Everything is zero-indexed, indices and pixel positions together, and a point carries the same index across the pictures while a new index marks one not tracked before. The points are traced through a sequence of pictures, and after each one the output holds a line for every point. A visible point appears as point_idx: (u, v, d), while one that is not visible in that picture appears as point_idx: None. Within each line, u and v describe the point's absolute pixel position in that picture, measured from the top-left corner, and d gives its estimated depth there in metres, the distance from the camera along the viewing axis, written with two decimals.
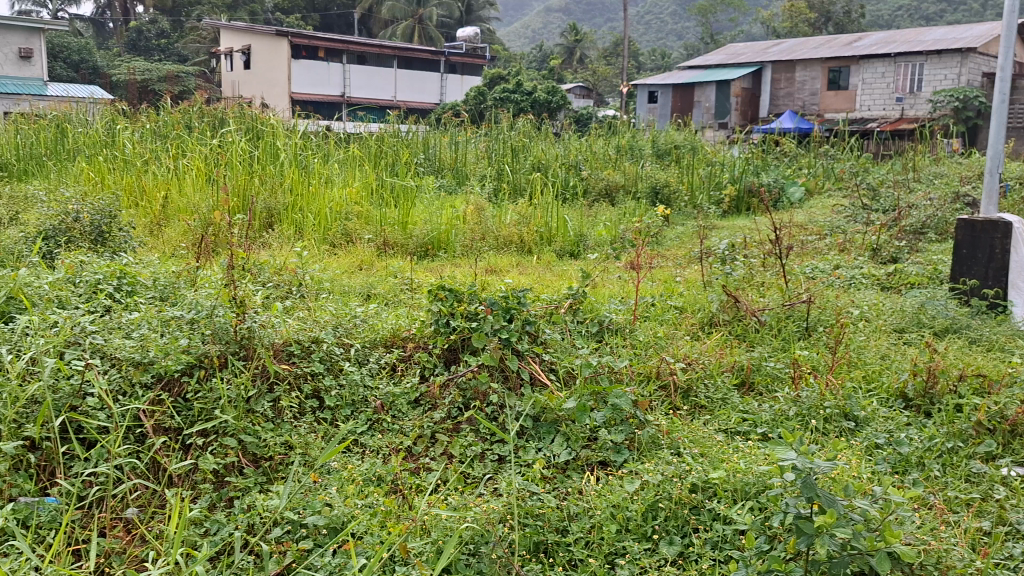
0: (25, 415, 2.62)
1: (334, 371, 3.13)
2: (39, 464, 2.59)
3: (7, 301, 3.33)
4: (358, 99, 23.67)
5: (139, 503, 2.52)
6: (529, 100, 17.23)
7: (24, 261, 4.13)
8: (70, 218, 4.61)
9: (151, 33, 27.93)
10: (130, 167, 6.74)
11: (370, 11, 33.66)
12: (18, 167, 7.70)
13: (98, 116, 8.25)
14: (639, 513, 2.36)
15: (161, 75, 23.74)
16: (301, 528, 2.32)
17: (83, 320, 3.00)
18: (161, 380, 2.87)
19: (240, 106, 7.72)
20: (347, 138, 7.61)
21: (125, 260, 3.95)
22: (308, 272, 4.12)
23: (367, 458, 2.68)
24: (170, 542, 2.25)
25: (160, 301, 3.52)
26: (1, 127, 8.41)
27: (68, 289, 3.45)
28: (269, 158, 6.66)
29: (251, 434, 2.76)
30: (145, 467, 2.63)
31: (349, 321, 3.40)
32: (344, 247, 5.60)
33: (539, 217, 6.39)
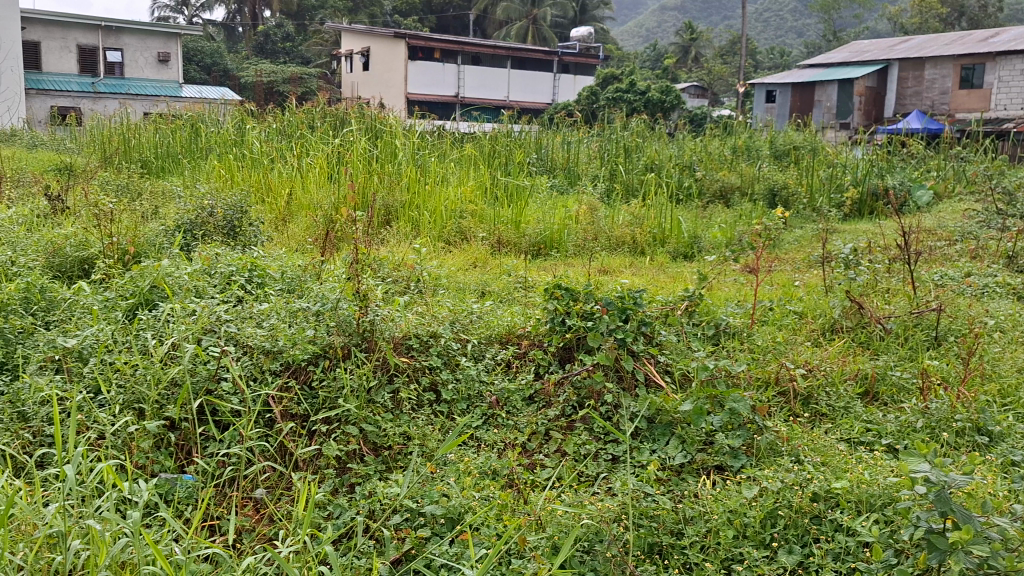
0: (166, 397, 2.80)
1: (450, 365, 3.20)
2: (178, 443, 2.74)
3: (151, 290, 3.59)
4: (472, 100, 24.00)
5: (267, 485, 2.64)
6: (642, 100, 16.99)
7: (164, 253, 4.40)
8: (205, 213, 4.88)
9: (277, 36, 29.17)
10: (258, 166, 7.06)
11: (485, 13, 34.10)
12: (156, 164, 8.16)
13: (229, 116, 8.67)
14: (757, 520, 2.31)
15: (285, 76, 24.71)
16: (419, 517, 2.37)
17: (218, 309, 3.17)
18: (289, 368, 3.01)
19: (360, 106, 7.96)
20: (462, 139, 7.73)
21: (255, 253, 4.15)
22: (426, 268, 4.20)
23: (483, 452, 2.72)
24: (297, 523, 2.36)
25: (287, 293, 3.67)
26: (142, 126, 8.97)
27: (205, 280, 3.66)
28: (387, 158, 6.84)
29: (372, 423, 2.84)
30: (274, 451, 2.76)
31: (465, 318, 3.46)
32: (460, 244, 5.70)
33: (652, 217, 6.35)
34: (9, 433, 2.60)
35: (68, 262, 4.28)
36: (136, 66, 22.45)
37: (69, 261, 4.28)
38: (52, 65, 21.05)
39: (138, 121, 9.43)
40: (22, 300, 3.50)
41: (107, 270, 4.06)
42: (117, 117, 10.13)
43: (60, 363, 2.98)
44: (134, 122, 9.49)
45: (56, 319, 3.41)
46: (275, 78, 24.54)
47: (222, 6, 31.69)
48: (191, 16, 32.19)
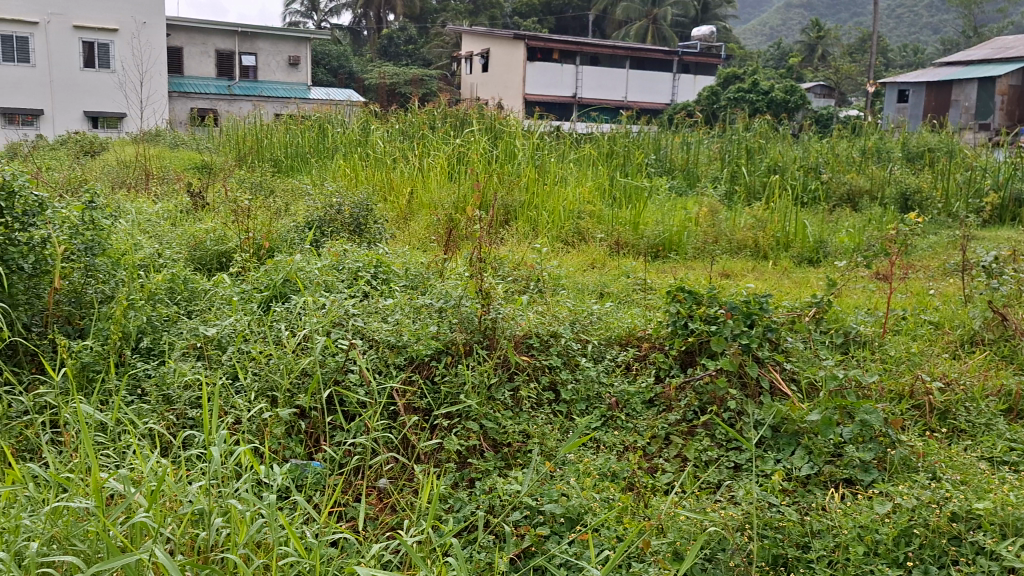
0: (297, 386, 2.92)
1: (570, 365, 3.19)
2: (307, 431, 2.85)
3: (284, 283, 3.76)
4: (590, 100, 23.92)
5: (390, 475, 2.71)
6: (765, 101, 16.44)
7: (295, 248, 4.59)
8: (333, 210, 5.06)
9: (400, 40, 29.99)
10: (381, 165, 7.26)
11: (604, 13, 33.96)
12: (286, 163, 8.49)
13: (355, 117, 8.95)
14: (889, 538, 2.21)
15: (407, 78, 25.34)
16: (539, 515, 2.38)
17: (347, 303, 3.29)
18: (413, 363, 3.09)
19: (480, 107, 8.08)
20: (581, 139, 7.74)
21: (381, 250, 4.27)
22: (546, 268, 4.22)
23: (602, 454, 2.72)
24: (420, 513, 2.41)
25: (411, 289, 3.74)
26: (274, 126, 9.37)
27: (334, 275, 3.79)
28: (507, 158, 6.91)
29: (492, 420, 2.87)
30: (397, 443, 2.83)
31: (585, 318, 3.45)
32: (578, 245, 5.71)
33: (776, 221, 6.17)
34: (156, 414, 2.78)
35: (208, 255, 4.53)
36: (268, 70, 23.37)
37: (209, 254, 4.53)
38: (193, 68, 22.42)
39: (270, 121, 9.85)
40: (167, 289, 3.72)
41: (244, 263, 4.27)
42: (251, 118, 10.61)
43: (202, 350, 3.16)
44: (266, 122, 9.92)
45: (198, 309, 3.61)
46: (397, 79, 25.22)
47: (349, 10, 32.83)
48: (320, 20, 33.41)
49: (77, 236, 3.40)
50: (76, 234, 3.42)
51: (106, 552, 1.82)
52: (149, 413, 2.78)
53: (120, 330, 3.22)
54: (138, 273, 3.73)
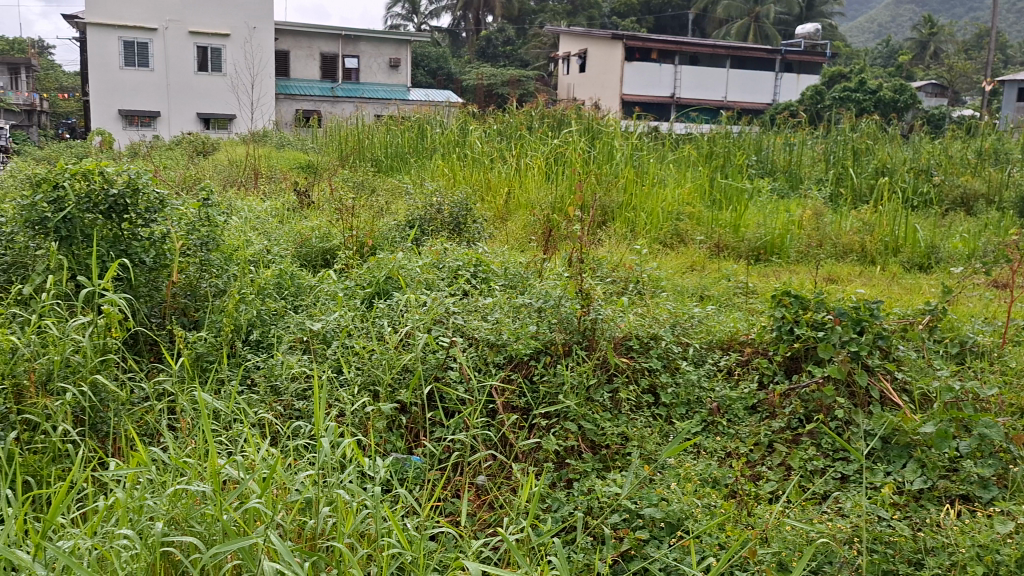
0: (399, 381, 2.98)
1: (670, 369, 3.14)
2: (408, 426, 2.90)
3: (386, 280, 3.85)
4: (689, 100, 23.54)
5: (489, 473, 2.72)
6: (873, 100, 15.83)
7: (397, 246, 4.68)
8: (434, 210, 5.14)
9: (498, 41, 30.32)
10: (479, 165, 7.32)
11: (705, 12, 33.42)
12: (387, 163, 8.66)
13: (455, 117, 9.06)
14: (1012, 560, 2.06)
15: (504, 79, 25.51)
16: (638, 518, 2.36)
17: (447, 301, 3.33)
18: (512, 362, 3.10)
19: (578, 107, 8.07)
20: (680, 140, 7.64)
21: (480, 249, 4.30)
22: (645, 270, 4.18)
23: (703, 459, 2.67)
24: (519, 511, 2.42)
25: (510, 289, 3.74)
26: (376, 126, 9.58)
27: (435, 272, 3.84)
28: (606, 159, 6.87)
29: (590, 421, 2.85)
30: (496, 440, 2.85)
31: (686, 320, 3.40)
32: (677, 247, 5.62)
33: (885, 225, 5.94)
34: (265, 404, 2.88)
35: (313, 252, 4.66)
36: (370, 71, 23.81)
37: (314, 251, 4.65)
38: (299, 71, 23.17)
39: (372, 121, 10.06)
40: (275, 285, 3.85)
41: (347, 261, 4.38)
42: (353, 120, 10.84)
43: (308, 344, 3.26)
44: (368, 122, 10.15)
45: (304, 304, 3.72)
46: (494, 80, 25.44)
47: (449, 13, 33.32)
48: (420, 23, 33.98)
49: (193, 232, 3.60)
50: (193, 230, 3.62)
51: (221, 535, 1.90)
52: (258, 403, 2.88)
53: (232, 323, 3.35)
54: (249, 268, 3.87)
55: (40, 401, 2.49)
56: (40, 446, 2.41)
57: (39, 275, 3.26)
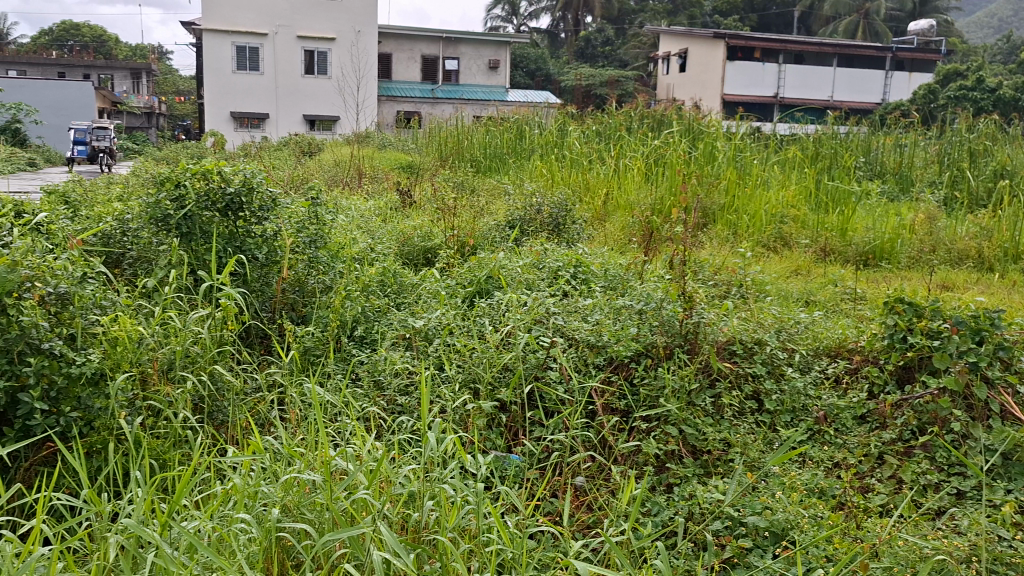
0: (499, 379, 3.01)
1: (775, 375, 3.07)
2: (507, 425, 2.93)
3: (487, 279, 3.89)
4: (793, 100, 22.88)
5: (588, 474, 2.71)
6: (991, 98, 15.06)
7: (497, 246, 4.73)
8: (534, 210, 5.18)
9: (597, 41, 30.61)
10: (578, 166, 7.32)
11: (811, 9, 32.48)
12: (486, 163, 8.74)
13: (554, 118, 9.07)
14: None
15: (603, 79, 25.40)
16: (741, 526, 2.32)
17: (548, 301, 3.35)
18: (612, 363, 3.10)
19: (679, 107, 7.97)
20: (785, 141, 7.45)
21: (580, 250, 4.29)
22: (749, 273, 4.10)
23: (809, 469, 2.60)
24: (620, 513, 2.41)
25: (610, 290, 3.72)
26: (476, 127, 9.69)
27: (535, 272, 3.86)
28: (707, 159, 6.76)
29: (692, 425, 2.81)
30: (596, 442, 2.84)
31: (791, 326, 3.31)
32: (781, 251, 5.49)
33: (1004, 229, 5.64)
34: (369, 399, 2.95)
35: (415, 250, 4.75)
36: (469, 73, 24.14)
37: (416, 250, 4.73)
38: (401, 73, 23.66)
39: (472, 122, 10.18)
40: (379, 282, 3.93)
41: (448, 260, 4.45)
42: (453, 121, 10.98)
43: (410, 341, 3.33)
44: (468, 123, 10.27)
45: (406, 301, 3.79)
46: (593, 81, 25.35)
47: (549, 14, 33.48)
48: (519, 25, 34.21)
49: (302, 231, 3.79)
50: (302, 229, 3.81)
51: (332, 523, 1.97)
52: (363, 396, 2.96)
53: (338, 319, 3.45)
54: (355, 266, 3.98)
55: (163, 388, 2.62)
56: (162, 431, 2.53)
57: (162, 268, 3.43)
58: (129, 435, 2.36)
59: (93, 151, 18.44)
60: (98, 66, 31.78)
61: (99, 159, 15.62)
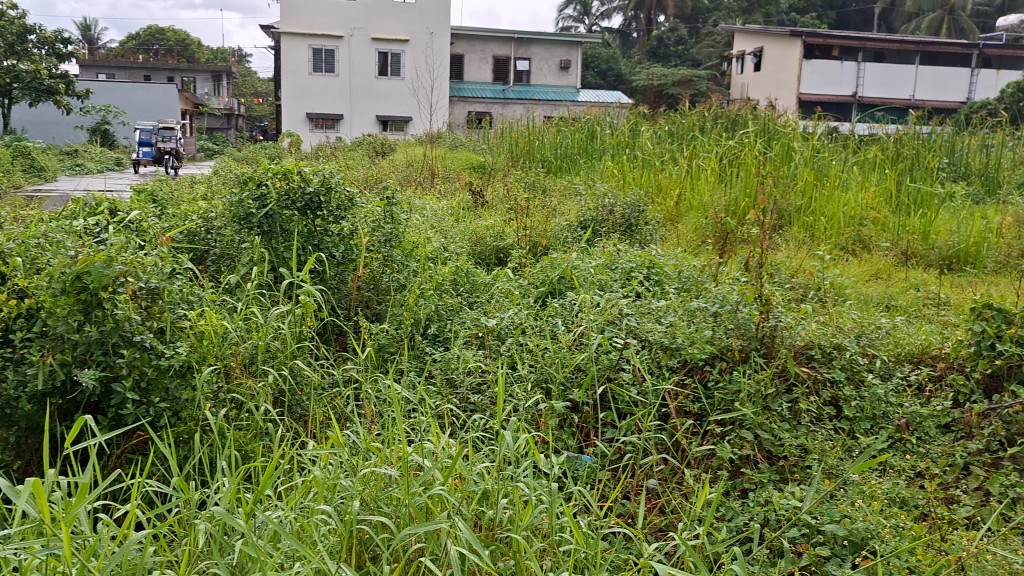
0: (572, 380, 3.01)
1: (854, 381, 3.00)
2: (579, 425, 2.92)
3: (559, 280, 3.89)
4: (872, 99, 22.22)
5: (661, 477, 2.69)
6: None
7: (569, 247, 4.73)
8: (607, 211, 5.16)
9: (670, 41, 30.21)
10: (650, 167, 7.27)
11: (893, 5, 31.55)
12: (557, 164, 8.73)
13: (626, 118, 9.01)
14: None
15: (675, 79, 25.14)
16: (818, 534, 2.28)
17: (622, 302, 3.33)
18: (686, 366, 3.07)
19: (754, 106, 7.83)
20: (864, 141, 7.26)
21: (654, 251, 4.25)
22: (828, 277, 4.01)
23: (890, 477, 2.54)
24: (694, 517, 2.39)
25: (684, 292, 3.68)
26: (548, 127, 9.69)
27: (608, 273, 3.85)
28: (783, 160, 6.62)
29: (768, 431, 2.77)
30: (669, 445, 2.82)
31: (872, 331, 3.23)
32: (860, 254, 5.36)
33: None
34: (443, 396, 2.98)
35: (487, 250, 4.77)
36: (541, 74, 24.10)
37: (488, 249, 4.76)
38: (472, 74, 23.82)
39: (544, 122, 10.19)
40: (452, 281, 3.96)
41: (521, 260, 4.47)
42: (524, 121, 11.00)
43: (483, 340, 3.36)
44: (539, 123, 10.28)
45: (479, 301, 3.82)
46: (665, 81, 25.12)
47: (621, 14, 33.32)
48: (591, 25, 34.13)
49: (377, 229, 3.85)
50: (377, 228, 3.87)
51: (408, 517, 2.00)
52: (436, 394, 3.00)
53: (411, 317, 3.49)
54: (429, 266, 4.03)
55: (245, 382, 2.70)
56: (245, 422, 2.61)
57: (244, 266, 3.54)
58: (214, 426, 2.44)
59: (159, 153, 17.72)
60: (181, 70, 32.76)
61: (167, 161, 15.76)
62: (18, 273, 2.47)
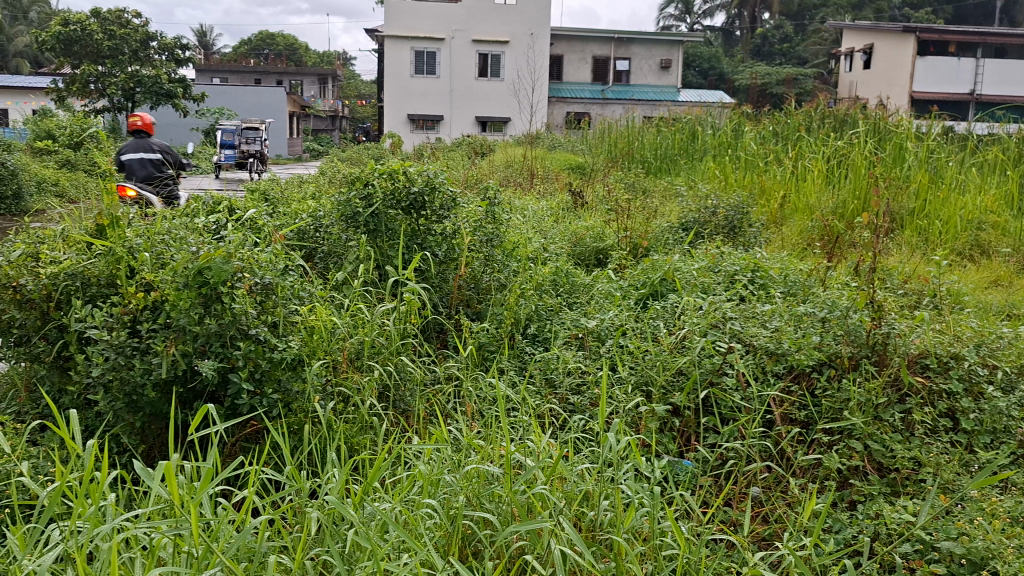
0: (673, 383, 2.97)
1: (973, 393, 2.85)
2: (680, 430, 2.88)
3: (661, 282, 3.86)
4: (992, 98, 21.11)
5: (764, 485, 2.63)
6: None
7: (670, 248, 4.68)
8: (709, 213, 5.07)
9: (775, 38, 29.53)
10: (753, 168, 7.12)
11: None
12: (656, 164, 8.64)
13: (729, 117, 8.84)
14: None
15: (780, 78, 24.51)
16: (933, 551, 2.18)
17: (726, 306, 3.27)
18: (792, 372, 2.99)
19: (864, 105, 7.56)
20: (984, 140, 6.91)
21: (758, 254, 4.16)
22: (944, 283, 3.84)
23: (1011, 495, 2.41)
24: (800, 528, 2.34)
25: (791, 296, 3.60)
26: (648, 127, 9.60)
27: (711, 276, 3.79)
28: (895, 161, 6.38)
29: (879, 441, 2.67)
30: (774, 453, 2.75)
31: (993, 341, 3.07)
32: (979, 260, 5.11)
33: None
34: (543, 396, 3.00)
35: (587, 250, 4.76)
36: (640, 74, 23.80)
37: (588, 250, 4.75)
38: (571, 74, 23.81)
39: (643, 121, 10.10)
40: (551, 282, 3.97)
41: (622, 261, 4.44)
42: (624, 121, 10.93)
43: (583, 341, 3.36)
44: (638, 123, 10.19)
45: (579, 301, 3.82)
46: (768, 79, 24.55)
47: (724, 12, 32.76)
48: (693, 23, 33.65)
49: (479, 229, 3.89)
50: (479, 228, 3.92)
51: (510, 515, 2.02)
52: (536, 394, 3.01)
53: (512, 316, 3.51)
54: (529, 266, 4.05)
55: (352, 376, 2.78)
56: (351, 416, 2.68)
57: (351, 263, 3.64)
58: (323, 418, 2.52)
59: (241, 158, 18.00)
60: (289, 73, 33.90)
61: (251, 166, 16.16)
62: (144, 268, 2.61)
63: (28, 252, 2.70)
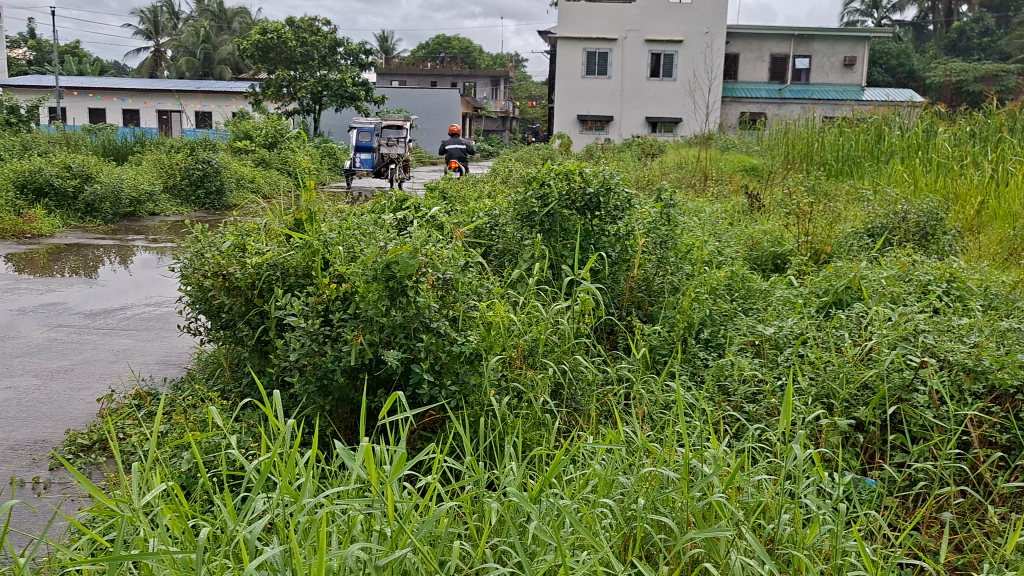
0: (856, 397, 2.82)
1: None
2: (864, 445, 2.73)
3: (845, 290, 3.68)
4: None
5: (958, 511, 2.46)
6: None
7: (856, 254, 4.45)
8: (898, 218, 4.78)
9: (974, 31, 27.61)
10: (947, 170, 6.63)
11: None
12: (837, 167, 8.23)
13: (920, 116, 8.29)
14: None
15: (978, 74, 22.80)
16: None
17: (918, 318, 3.08)
18: (993, 392, 2.76)
19: None
20: None
21: (955, 263, 3.89)
22: None
23: None
24: (1000, 560, 2.16)
25: (992, 310, 3.34)
26: (829, 127, 9.17)
27: (901, 285, 3.57)
28: None
29: None
30: (969, 477, 2.57)
31: None
32: None
33: None
34: (716, 402, 2.92)
35: (764, 255, 4.63)
36: (821, 71, 22.81)
37: (765, 255, 4.62)
38: (747, 74, 23.11)
39: (824, 121, 9.66)
40: (727, 286, 3.88)
41: (802, 267, 4.28)
42: (803, 120, 10.51)
43: (759, 347, 3.26)
44: (818, 124, 9.78)
45: (755, 308, 3.70)
46: (965, 78, 22.89)
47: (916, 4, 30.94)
48: (881, 18, 31.93)
49: (653, 231, 3.87)
50: (654, 229, 3.90)
51: (688, 521, 1.99)
52: (709, 400, 2.94)
53: (686, 319, 3.42)
54: (703, 268, 3.97)
55: (526, 372, 2.83)
56: (525, 411, 2.72)
57: (526, 262, 3.71)
58: (497, 412, 2.58)
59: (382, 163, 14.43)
60: (464, 75, 34.88)
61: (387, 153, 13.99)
62: (337, 261, 2.76)
63: (236, 244, 2.93)
